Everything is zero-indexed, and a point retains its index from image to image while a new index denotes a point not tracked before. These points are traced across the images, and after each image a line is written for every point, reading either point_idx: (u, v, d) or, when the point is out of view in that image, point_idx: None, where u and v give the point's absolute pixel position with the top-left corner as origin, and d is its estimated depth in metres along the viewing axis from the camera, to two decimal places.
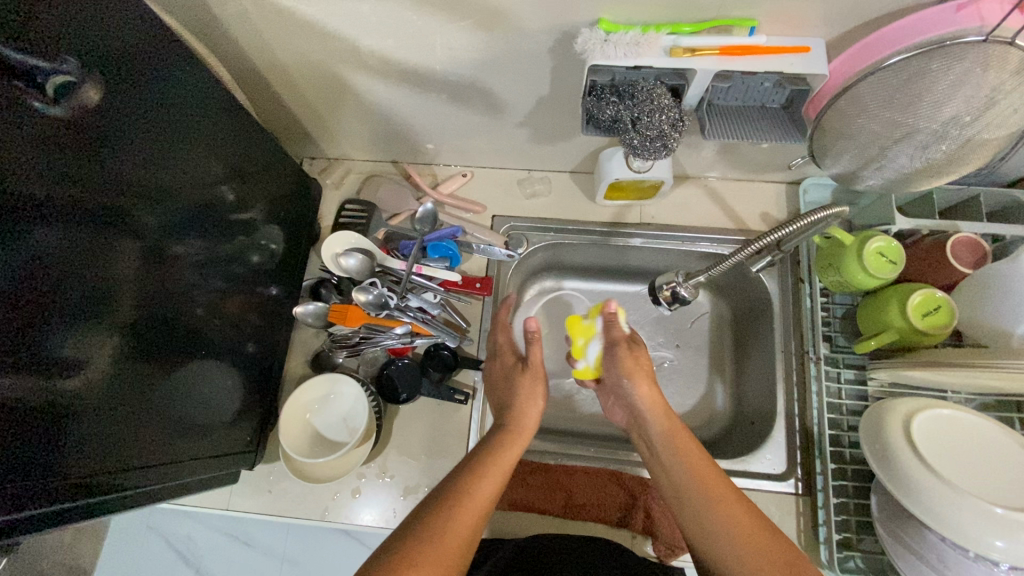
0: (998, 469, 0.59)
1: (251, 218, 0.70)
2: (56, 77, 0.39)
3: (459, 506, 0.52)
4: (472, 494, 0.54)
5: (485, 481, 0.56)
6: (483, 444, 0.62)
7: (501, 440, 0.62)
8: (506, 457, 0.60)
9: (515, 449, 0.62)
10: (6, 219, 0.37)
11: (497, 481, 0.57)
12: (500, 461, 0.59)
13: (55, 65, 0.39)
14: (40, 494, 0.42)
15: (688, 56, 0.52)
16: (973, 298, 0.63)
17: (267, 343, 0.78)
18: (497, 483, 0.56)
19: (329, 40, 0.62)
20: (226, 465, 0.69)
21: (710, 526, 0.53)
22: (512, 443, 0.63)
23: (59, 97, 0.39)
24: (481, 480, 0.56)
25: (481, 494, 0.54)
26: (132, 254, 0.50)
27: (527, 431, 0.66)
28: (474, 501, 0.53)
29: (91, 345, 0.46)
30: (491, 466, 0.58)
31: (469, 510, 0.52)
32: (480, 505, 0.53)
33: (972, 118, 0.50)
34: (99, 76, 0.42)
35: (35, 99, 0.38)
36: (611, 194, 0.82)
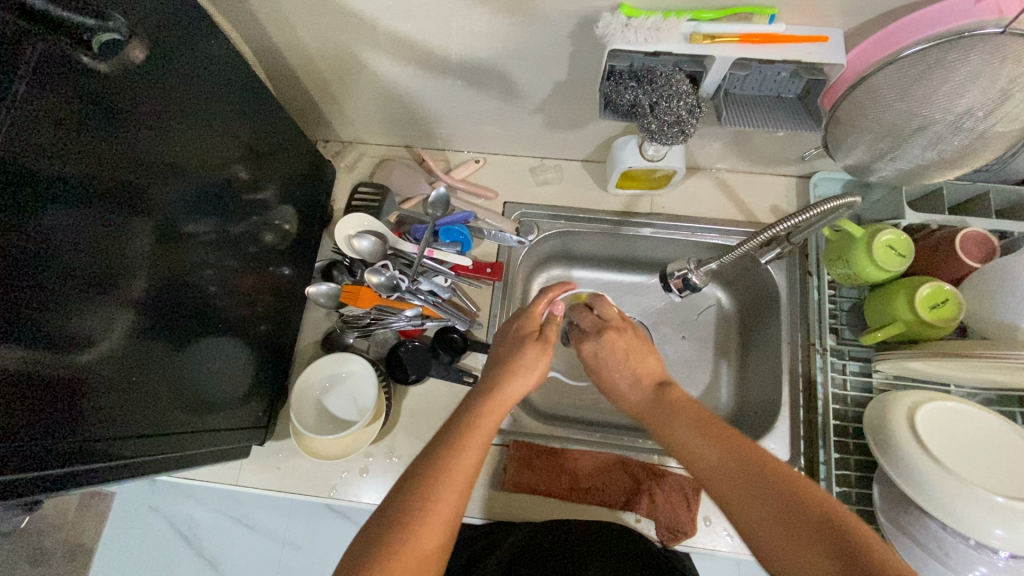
0: (999, 460, 0.59)
1: (266, 196, 0.71)
2: (100, 34, 0.41)
3: (437, 486, 0.48)
4: (450, 470, 0.49)
5: (463, 454, 0.51)
6: (461, 413, 0.57)
7: (479, 407, 0.57)
8: (484, 425, 0.55)
9: (497, 413, 0.57)
10: (38, 165, 0.39)
11: (476, 454, 0.52)
12: (479, 429, 0.54)
13: (98, 23, 0.41)
14: (54, 448, 0.43)
15: (707, 42, 0.52)
16: (979, 292, 0.63)
17: (279, 322, 0.78)
18: (476, 458, 0.52)
19: (349, 19, 0.63)
20: (236, 441, 0.70)
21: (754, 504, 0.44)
22: (492, 408, 0.57)
23: (101, 55, 0.42)
24: (457, 455, 0.51)
25: (460, 469, 0.50)
26: (148, 222, 0.50)
27: (509, 400, 0.60)
28: (451, 478, 0.49)
29: (112, 305, 0.47)
30: (469, 435, 0.53)
31: (447, 489, 0.48)
32: (460, 482, 0.50)
33: (987, 112, 0.50)
34: (136, 36, 0.44)
35: (79, 53, 0.40)
36: (623, 183, 0.82)
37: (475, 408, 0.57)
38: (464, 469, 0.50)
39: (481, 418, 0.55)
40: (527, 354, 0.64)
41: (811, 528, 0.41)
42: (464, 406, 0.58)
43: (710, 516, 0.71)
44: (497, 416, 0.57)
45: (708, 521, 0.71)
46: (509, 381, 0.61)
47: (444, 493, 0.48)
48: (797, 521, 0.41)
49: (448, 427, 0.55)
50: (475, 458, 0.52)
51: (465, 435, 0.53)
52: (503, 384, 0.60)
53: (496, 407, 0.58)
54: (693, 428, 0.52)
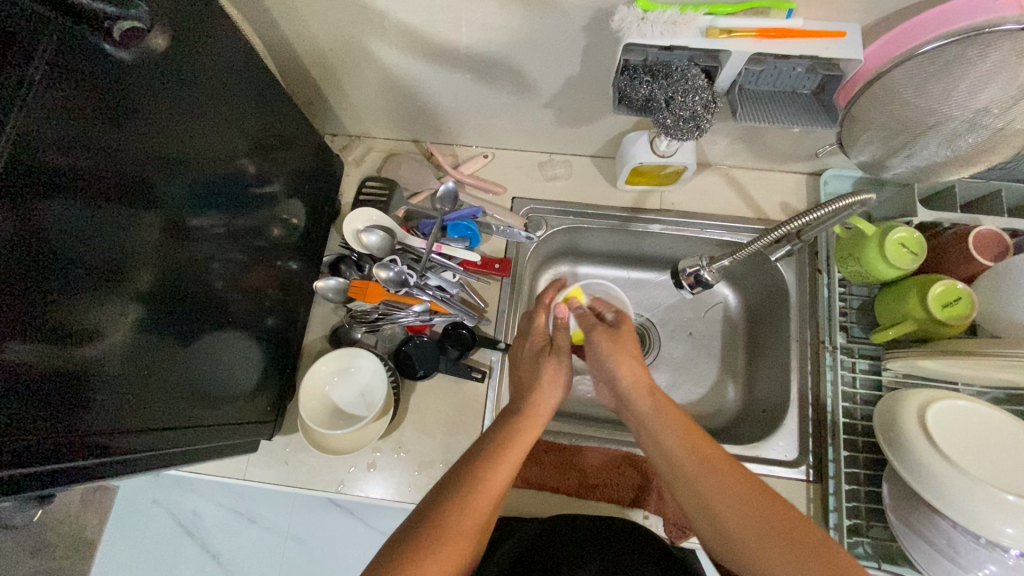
0: (1009, 458, 0.59)
1: (275, 190, 0.70)
2: (123, 23, 0.41)
3: (474, 496, 0.50)
4: (488, 483, 0.51)
5: (502, 467, 0.53)
6: (500, 423, 0.58)
7: (519, 421, 0.58)
8: (523, 438, 0.56)
9: (536, 427, 0.59)
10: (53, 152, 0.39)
11: (514, 467, 0.54)
12: (519, 442, 0.55)
13: (123, 10, 0.40)
14: (64, 439, 0.43)
15: (723, 37, 0.52)
16: (992, 290, 0.63)
17: (286, 317, 0.78)
18: (513, 471, 0.53)
19: (361, 11, 0.62)
20: (243, 436, 0.70)
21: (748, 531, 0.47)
22: (531, 421, 0.59)
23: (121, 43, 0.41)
24: (496, 467, 0.52)
25: (497, 481, 0.51)
26: (159, 214, 0.50)
27: (542, 417, 0.60)
28: (488, 488, 0.51)
29: (121, 297, 0.47)
30: (507, 447, 0.54)
31: (484, 499, 0.50)
32: (496, 491, 0.51)
33: (1003, 109, 0.50)
34: (156, 25, 0.45)
35: (100, 40, 0.40)
36: (632, 179, 0.82)
37: (516, 422, 0.58)
38: (503, 482, 0.52)
39: (519, 431, 0.57)
40: (545, 364, 0.64)
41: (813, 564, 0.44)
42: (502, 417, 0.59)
43: None
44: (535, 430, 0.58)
45: None
46: (546, 393, 0.62)
47: (479, 499, 0.50)
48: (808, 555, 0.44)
49: (486, 439, 0.56)
50: (513, 470, 0.53)
51: (506, 446, 0.54)
52: (538, 397, 0.61)
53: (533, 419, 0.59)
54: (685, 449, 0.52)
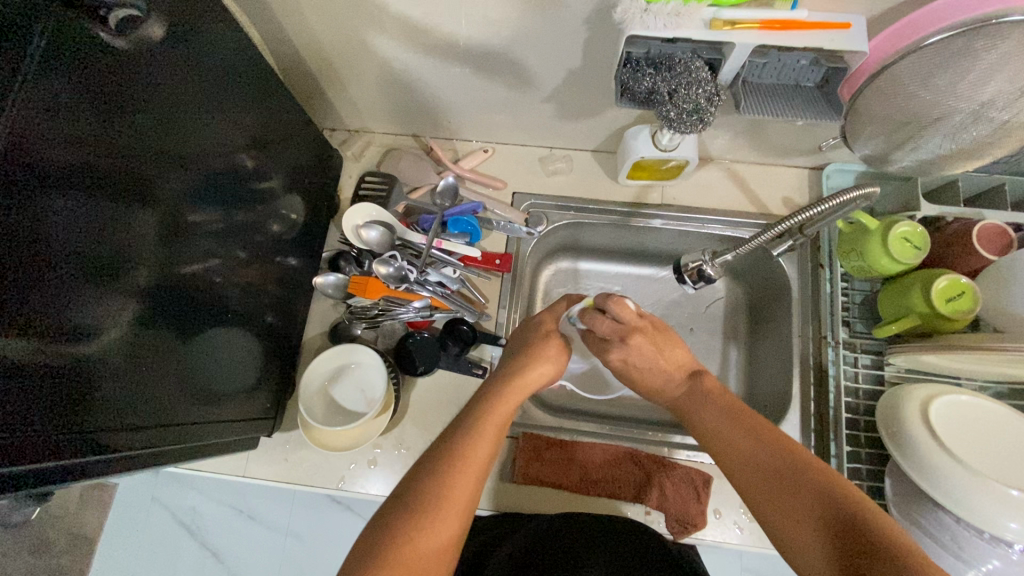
0: (1011, 452, 0.59)
1: (273, 185, 0.70)
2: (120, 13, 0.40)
3: (455, 474, 0.49)
4: (467, 459, 0.51)
5: (482, 440, 0.53)
6: (479, 398, 0.59)
7: (496, 395, 0.58)
8: (499, 412, 0.56)
9: (513, 401, 0.59)
10: (47, 146, 0.38)
11: (494, 439, 0.54)
12: (496, 414, 0.56)
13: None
14: (64, 435, 0.43)
15: (727, 28, 0.51)
16: (996, 285, 0.63)
17: (286, 313, 0.78)
18: (493, 443, 0.54)
19: (360, 4, 0.61)
20: (244, 433, 0.70)
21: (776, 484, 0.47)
22: (509, 395, 0.59)
23: (116, 32, 0.41)
24: (476, 440, 0.52)
25: (478, 454, 0.52)
26: (158, 210, 0.49)
27: (525, 391, 0.61)
28: (470, 463, 0.51)
29: (121, 292, 0.46)
30: (483, 422, 0.54)
31: (464, 475, 0.50)
32: (476, 467, 0.51)
33: (1008, 102, 0.49)
34: (152, 16, 0.44)
35: (95, 30, 0.40)
36: (634, 174, 0.81)
37: (491, 397, 0.58)
38: (484, 455, 0.52)
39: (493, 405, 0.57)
40: (551, 345, 0.66)
41: (812, 501, 0.44)
42: (482, 391, 0.60)
43: (720, 508, 0.70)
44: (512, 405, 0.59)
45: (718, 513, 0.70)
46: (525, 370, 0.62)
47: (461, 478, 0.49)
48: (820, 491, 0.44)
49: (462, 416, 0.56)
50: (492, 443, 0.54)
51: (483, 421, 0.55)
52: (520, 372, 0.62)
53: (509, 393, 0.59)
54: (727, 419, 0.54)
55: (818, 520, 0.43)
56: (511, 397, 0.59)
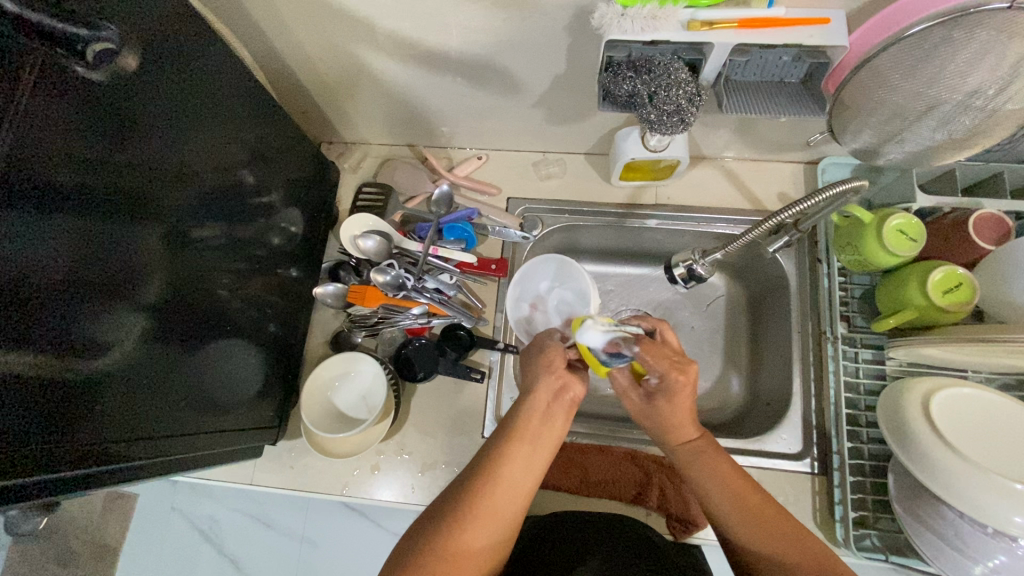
0: (1015, 445, 0.58)
1: (272, 199, 0.71)
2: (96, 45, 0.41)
3: (480, 495, 0.50)
4: (496, 480, 0.51)
5: (510, 463, 0.53)
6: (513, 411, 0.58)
7: (530, 413, 0.57)
8: (530, 431, 0.55)
9: (560, 424, 0.57)
10: (35, 181, 0.39)
11: (527, 457, 0.53)
12: (526, 436, 0.55)
13: (91, 32, 0.40)
14: (69, 453, 0.44)
15: (705, 29, 0.52)
16: (994, 275, 0.62)
17: (289, 324, 0.80)
18: (525, 466, 0.53)
19: (347, 21, 0.63)
20: (252, 442, 0.72)
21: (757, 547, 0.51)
22: (548, 418, 0.57)
23: (95, 63, 0.41)
24: (507, 463, 0.52)
25: (507, 476, 0.52)
26: (158, 232, 0.51)
27: (561, 410, 0.57)
28: (499, 487, 0.51)
29: (125, 312, 0.48)
30: (516, 441, 0.54)
31: (492, 499, 0.50)
32: (507, 491, 0.51)
33: (996, 90, 0.49)
34: (129, 45, 0.44)
35: (73, 63, 0.40)
36: (626, 175, 0.81)
37: (527, 407, 0.57)
38: (516, 477, 0.52)
39: (522, 422, 0.56)
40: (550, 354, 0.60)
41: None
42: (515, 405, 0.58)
43: None
44: (555, 427, 0.57)
45: None
46: (562, 396, 0.58)
47: (489, 496, 0.50)
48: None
49: (496, 436, 0.56)
50: (526, 464, 0.53)
51: (513, 443, 0.54)
52: (548, 382, 0.58)
53: (549, 414, 0.57)
54: (723, 484, 0.55)
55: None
56: (549, 413, 0.57)
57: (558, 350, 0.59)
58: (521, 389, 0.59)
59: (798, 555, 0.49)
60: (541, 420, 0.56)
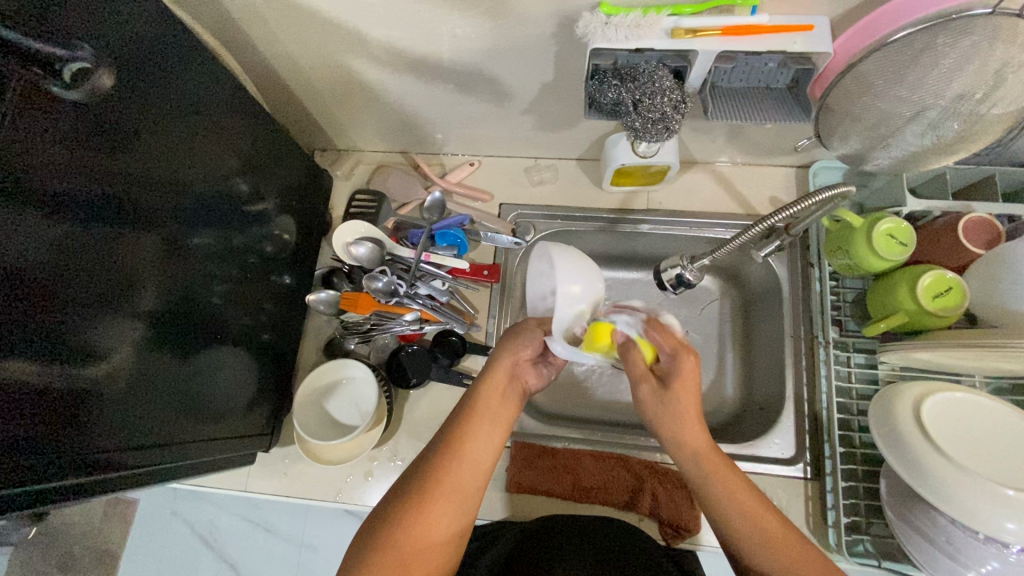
0: (1006, 450, 0.58)
1: (266, 207, 0.72)
2: (73, 63, 0.40)
3: (444, 472, 0.52)
4: (460, 459, 0.53)
5: (472, 441, 0.55)
6: (473, 390, 0.59)
7: (488, 392, 0.58)
8: (489, 410, 0.57)
9: (514, 405, 0.60)
10: (21, 204, 0.39)
11: (489, 436, 0.56)
12: (486, 416, 0.57)
13: (68, 51, 0.40)
14: (63, 466, 0.45)
15: (689, 37, 0.52)
16: (984, 280, 0.62)
17: (282, 331, 0.80)
18: (485, 442, 0.55)
19: (337, 30, 0.63)
20: (243, 449, 0.72)
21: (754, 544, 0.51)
22: (504, 399, 0.59)
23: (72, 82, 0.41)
24: (469, 442, 0.55)
25: (469, 455, 0.54)
26: (149, 244, 0.51)
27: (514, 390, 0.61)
28: (461, 463, 0.53)
29: (117, 326, 0.48)
30: (477, 422, 0.56)
31: (457, 475, 0.52)
32: (472, 469, 0.53)
33: (982, 95, 0.49)
34: (105, 60, 0.44)
35: (49, 83, 0.40)
36: (617, 180, 0.82)
37: (483, 387, 0.59)
38: (478, 455, 0.54)
39: (481, 404, 0.57)
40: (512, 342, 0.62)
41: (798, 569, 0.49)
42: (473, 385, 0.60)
43: None
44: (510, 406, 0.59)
45: None
46: (516, 379, 0.61)
47: (453, 477, 0.52)
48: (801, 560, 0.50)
49: (455, 417, 0.57)
50: (489, 442, 0.56)
51: (473, 423, 0.56)
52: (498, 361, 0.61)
53: (507, 395, 0.60)
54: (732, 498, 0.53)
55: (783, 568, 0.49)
56: (508, 393, 0.60)
57: (535, 338, 0.63)
58: (484, 368, 0.61)
59: (765, 536, 0.51)
60: (499, 398, 0.59)
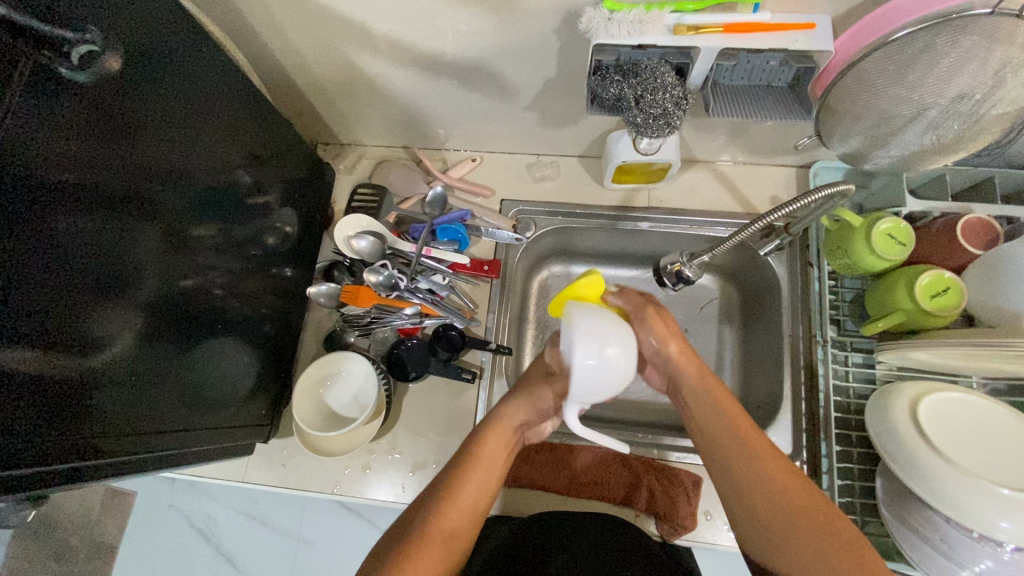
0: (1002, 450, 0.58)
1: (268, 199, 0.72)
2: (80, 47, 0.41)
3: (439, 513, 0.53)
4: (454, 501, 0.54)
5: (466, 487, 0.55)
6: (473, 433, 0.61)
7: (487, 434, 0.60)
8: (487, 451, 0.58)
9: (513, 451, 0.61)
10: (25, 187, 0.39)
11: (484, 476, 0.57)
12: (482, 460, 0.58)
13: (78, 34, 0.41)
14: (63, 450, 0.45)
15: (692, 34, 0.52)
16: (981, 280, 0.62)
17: (283, 323, 0.81)
18: (481, 487, 0.56)
19: (341, 23, 0.64)
20: (242, 439, 0.73)
21: (781, 529, 0.49)
22: (503, 443, 0.60)
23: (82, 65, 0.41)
24: (463, 486, 0.55)
25: (463, 499, 0.54)
26: (152, 233, 0.52)
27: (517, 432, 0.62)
28: (456, 507, 0.54)
29: (119, 312, 0.49)
30: (474, 464, 0.57)
31: (452, 517, 0.53)
32: (466, 513, 0.54)
33: (981, 95, 0.49)
34: (114, 46, 0.44)
35: (58, 65, 0.40)
36: (619, 178, 0.82)
37: (482, 430, 0.60)
38: (472, 497, 0.55)
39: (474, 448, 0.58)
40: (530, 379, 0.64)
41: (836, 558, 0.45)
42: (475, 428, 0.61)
43: (711, 509, 0.71)
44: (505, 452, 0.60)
45: (708, 515, 0.70)
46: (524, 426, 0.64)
47: (449, 520, 0.53)
48: (832, 544, 0.46)
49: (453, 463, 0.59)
50: (484, 484, 0.56)
51: (469, 466, 0.57)
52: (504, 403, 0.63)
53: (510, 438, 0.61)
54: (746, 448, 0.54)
55: (819, 557, 0.46)
56: (510, 435, 0.61)
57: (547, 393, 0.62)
58: (490, 411, 0.63)
59: (795, 520, 0.49)
60: (498, 439, 0.60)
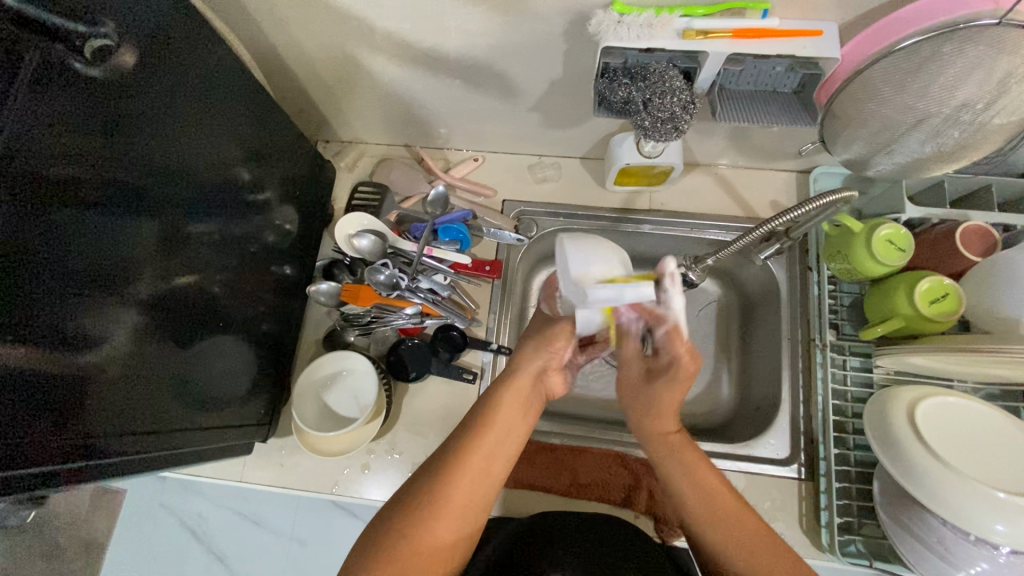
0: (998, 453, 0.59)
1: (268, 196, 0.71)
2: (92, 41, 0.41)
3: (449, 477, 0.52)
4: (467, 466, 0.53)
5: (478, 452, 0.54)
6: (485, 395, 0.59)
7: (500, 399, 0.58)
8: (499, 417, 0.56)
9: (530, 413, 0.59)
10: (34, 180, 0.39)
11: (497, 441, 0.55)
12: (495, 425, 0.56)
13: (90, 28, 0.41)
14: (61, 445, 0.44)
15: (700, 38, 0.52)
16: (979, 287, 0.63)
17: (282, 321, 0.80)
18: (494, 451, 0.54)
19: (346, 20, 0.63)
20: (240, 437, 0.72)
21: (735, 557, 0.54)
22: (516, 409, 0.58)
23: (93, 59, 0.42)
24: (474, 452, 0.53)
25: (476, 464, 0.53)
26: (153, 228, 0.51)
27: (530, 396, 0.60)
28: (469, 473, 0.52)
29: (118, 308, 0.48)
30: (486, 429, 0.55)
31: (462, 482, 0.52)
32: (476, 476, 0.53)
33: (985, 104, 0.50)
34: (125, 41, 0.44)
35: (72, 58, 0.41)
36: (621, 180, 0.82)
37: (493, 395, 0.58)
38: (484, 461, 0.54)
39: (496, 412, 0.56)
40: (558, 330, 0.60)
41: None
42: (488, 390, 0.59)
43: None
44: (525, 420, 0.58)
45: None
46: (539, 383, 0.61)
47: (460, 486, 0.51)
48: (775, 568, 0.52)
49: (462, 425, 0.57)
50: (497, 450, 0.55)
51: (479, 431, 0.55)
52: (516, 368, 0.60)
53: (525, 403, 0.59)
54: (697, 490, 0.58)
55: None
56: (525, 401, 0.59)
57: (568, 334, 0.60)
58: (505, 372, 0.60)
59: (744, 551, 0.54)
60: (511, 403, 0.58)
